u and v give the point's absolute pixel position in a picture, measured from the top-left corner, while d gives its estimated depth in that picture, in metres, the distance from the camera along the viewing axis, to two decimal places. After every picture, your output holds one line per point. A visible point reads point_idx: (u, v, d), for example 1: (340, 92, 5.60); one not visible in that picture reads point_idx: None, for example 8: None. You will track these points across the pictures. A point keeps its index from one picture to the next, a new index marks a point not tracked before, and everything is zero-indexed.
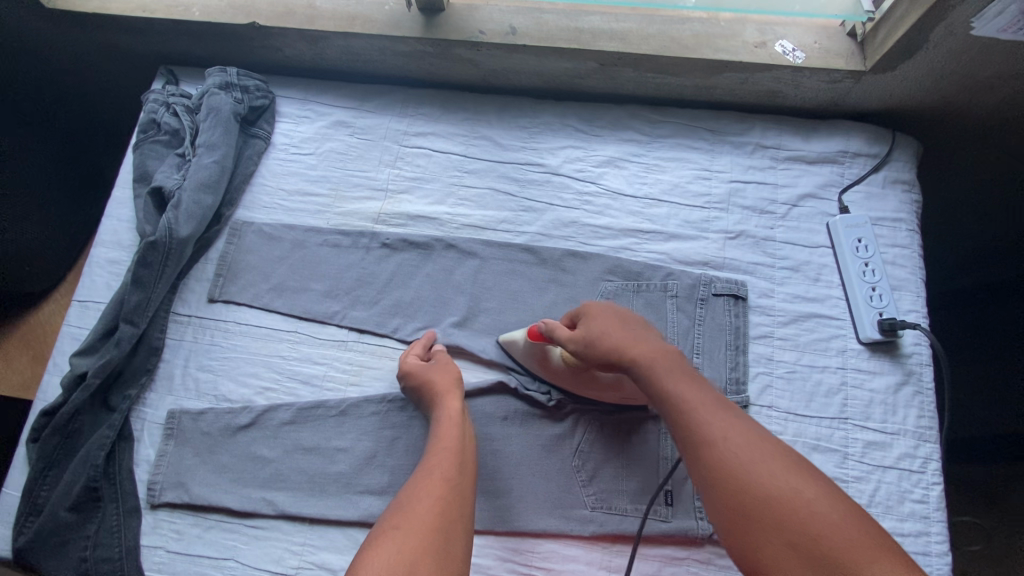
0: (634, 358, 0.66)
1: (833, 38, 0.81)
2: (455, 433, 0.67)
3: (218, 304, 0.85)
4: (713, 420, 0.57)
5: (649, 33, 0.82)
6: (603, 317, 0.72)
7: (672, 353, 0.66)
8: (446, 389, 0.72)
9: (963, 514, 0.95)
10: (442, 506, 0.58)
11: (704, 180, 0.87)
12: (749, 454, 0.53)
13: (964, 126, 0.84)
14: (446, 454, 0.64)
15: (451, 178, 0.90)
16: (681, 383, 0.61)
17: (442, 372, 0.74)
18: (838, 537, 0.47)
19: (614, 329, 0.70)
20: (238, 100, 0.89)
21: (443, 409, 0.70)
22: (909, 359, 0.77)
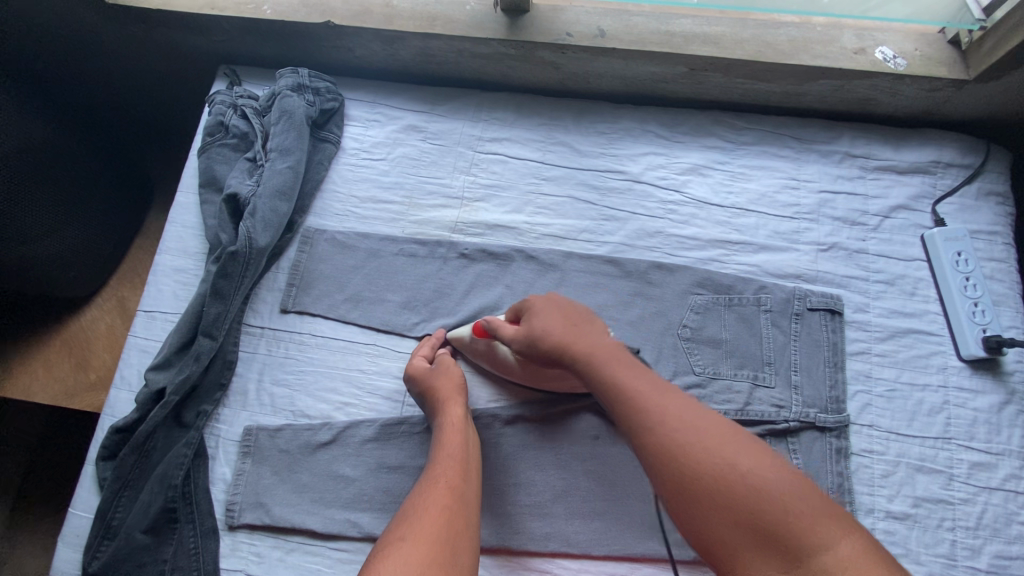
0: (570, 348, 0.64)
1: (933, 45, 0.78)
2: (461, 441, 0.66)
3: (291, 315, 0.82)
4: (652, 403, 0.56)
5: (743, 38, 0.80)
6: (546, 311, 0.69)
7: (611, 343, 0.64)
8: (451, 395, 0.71)
9: None
10: (455, 514, 0.57)
11: (792, 190, 0.84)
12: (687, 435, 0.53)
13: None
14: (456, 463, 0.63)
15: (528, 185, 0.87)
16: (626, 370, 0.60)
17: (445, 378, 0.72)
18: (781, 512, 0.46)
19: (557, 324, 0.67)
20: (310, 102, 0.86)
21: (448, 415, 0.69)
22: (1012, 377, 0.75)
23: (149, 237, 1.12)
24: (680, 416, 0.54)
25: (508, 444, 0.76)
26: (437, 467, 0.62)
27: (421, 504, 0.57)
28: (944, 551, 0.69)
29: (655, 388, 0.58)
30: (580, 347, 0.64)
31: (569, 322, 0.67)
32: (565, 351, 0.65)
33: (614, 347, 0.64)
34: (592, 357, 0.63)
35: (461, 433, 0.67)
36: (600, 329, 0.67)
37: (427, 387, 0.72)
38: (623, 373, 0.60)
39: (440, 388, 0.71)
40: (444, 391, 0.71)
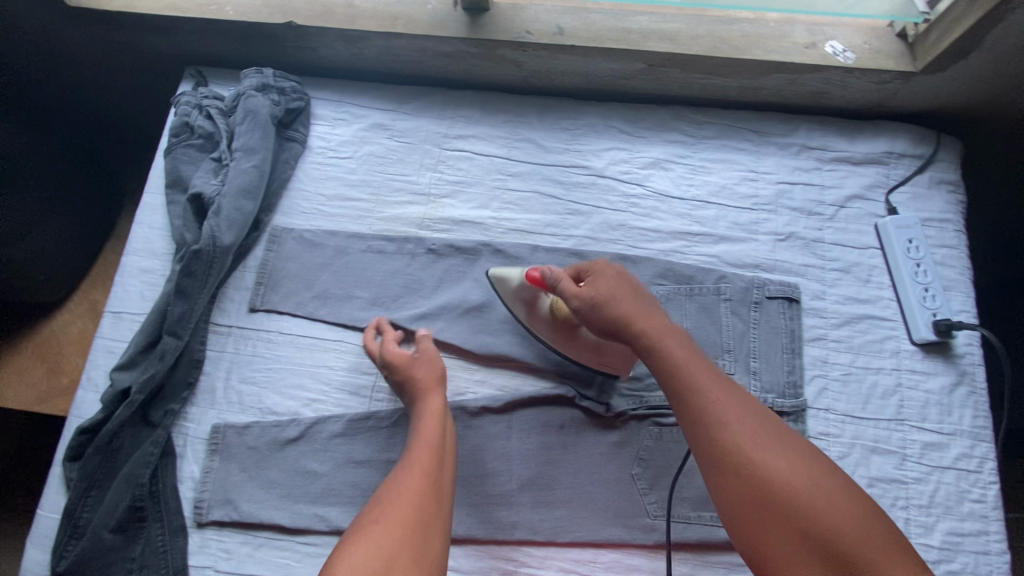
0: (642, 334, 0.65)
1: (882, 39, 0.81)
2: (433, 429, 0.66)
3: (259, 314, 0.82)
4: (721, 406, 0.58)
5: (698, 34, 0.81)
6: (614, 279, 0.71)
7: (680, 333, 0.66)
8: (428, 385, 0.71)
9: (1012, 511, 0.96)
10: (419, 505, 0.57)
11: (751, 182, 0.86)
12: (760, 443, 0.55)
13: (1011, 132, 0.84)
14: (427, 453, 0.64)
15: (494, 181, 0.88)
16: (693, 365, 0.62)
17: (427, 367, 0.72)
18: (846, 530, 0.48)
19: (622, 299, 0.68)
20: (275, 102, 0.87)
21: (427, 403, 0.69)
22: (962, 359, 0.78)
23: (121, 239, 1.11)
24: (754, 422, 0.56)
25: (475, 436, 0.77)
26: (410, 456, 0.63)
27: (390, 495, 0.58)
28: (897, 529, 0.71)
29: (727, 389, 0.59)
30: (653, 337, 0.65)
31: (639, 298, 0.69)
32: (636, 336, 0.66)
33: (683, 339, 0.65)
34: (659, 349, 0.64)
35: (435, 421, 0.67)
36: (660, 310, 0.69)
37: (404, 374, 0.73)
38: (694, 369, 0.61)
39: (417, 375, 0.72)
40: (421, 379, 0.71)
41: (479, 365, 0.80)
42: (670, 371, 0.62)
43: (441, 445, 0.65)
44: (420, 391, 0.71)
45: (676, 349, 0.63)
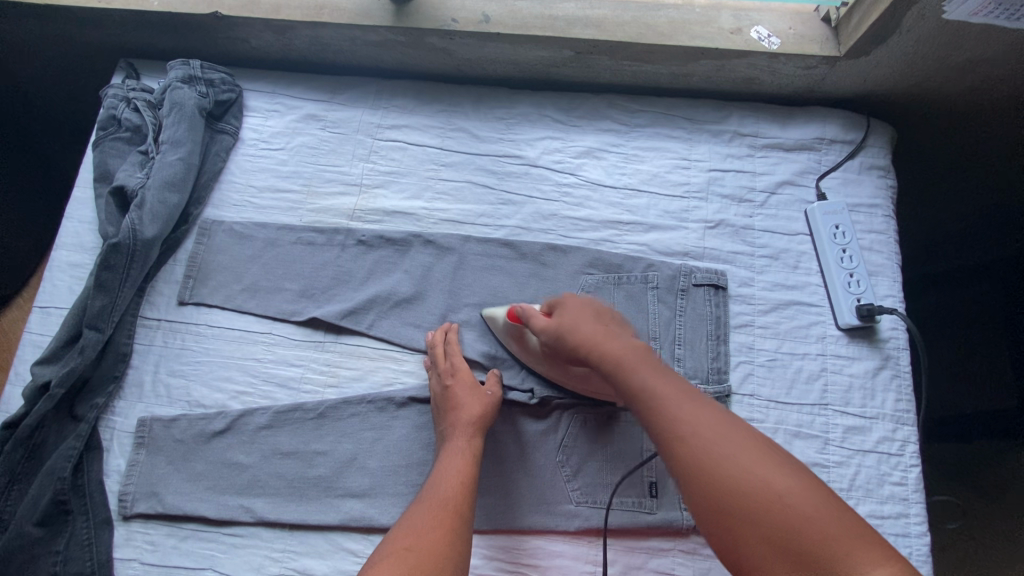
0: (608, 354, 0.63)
1: (807, 24, 0.80)
2: (460, 469, 0.65)
3: (188, 307, 0.82)
4: (689, 419, 0.55)
5: (624, 20, 0.81)
6: (580, 306, 0.70)
7: (643, 350, 0.63)
8: (470, 422, 0.70)
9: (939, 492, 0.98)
10: (439, 550, 0.56)
11: (683, 169, 0.86)
12: (731, 452, 0.52)
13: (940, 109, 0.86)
14: (450, 492, 0.62)
15: (427, 172, 0.88)
16: (656, 381, 0.59)
17: (471, 399, 0.71)
18: (816, 531, 0.47)
19: (591, 325, 0.66)
20: (203, 94, 0.86)
21: (462, 440, 0.68)
22: (886, 343, 0.78)
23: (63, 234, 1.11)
24: (719, 431, 0.54)
25: (401, 427, 0.76)
26: (431, 493, 0.62)
27: (410, 534, 0.57)
28: None
29: (692, 402, 0.57)
30: (617, 355, 0.62)
31: (606, 322, 0.67)
32: (599, 355, 0.63)
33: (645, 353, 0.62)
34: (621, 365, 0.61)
35: (461, 464, 0.66)
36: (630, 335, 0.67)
37: (448, 402, 0.72)
38: (658, 384, 0.58)
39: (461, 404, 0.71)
40: (457, 414, 0.70)
41: (408, 356, 0.80)
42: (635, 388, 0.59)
43: (465, 486, 0.64)
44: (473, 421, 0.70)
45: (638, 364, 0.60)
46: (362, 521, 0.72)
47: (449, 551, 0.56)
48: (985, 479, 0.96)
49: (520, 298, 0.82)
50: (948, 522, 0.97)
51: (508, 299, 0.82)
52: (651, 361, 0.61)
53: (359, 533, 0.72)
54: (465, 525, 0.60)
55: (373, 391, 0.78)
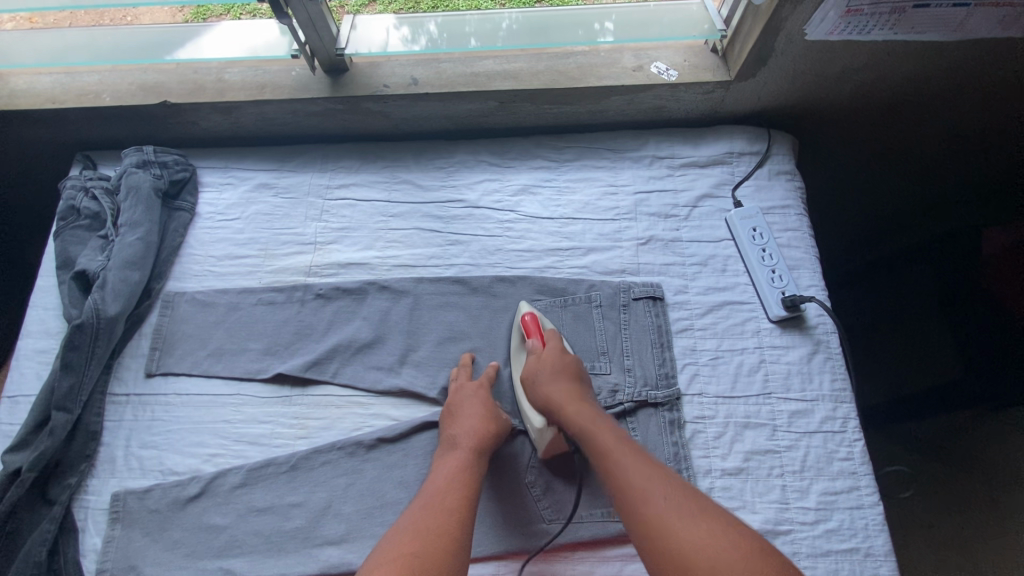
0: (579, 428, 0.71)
1: (699, 56, 0.91)
2: (454, 480, 0.70)
3: (156, 378, 0.85)
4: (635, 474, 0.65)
5: (538, 70, 0.91)
6: (558, 353, 0.79)
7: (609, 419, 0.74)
8: (463, 434, 0.74)
9: (894, 465, 1.26)
10: (440, 538, 0.62)
11: (612, 195, 0.94)
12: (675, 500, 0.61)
13: (834, 108, 0.96)
14: (451, 496, 0.67)
15: (377, 223, 0.94)
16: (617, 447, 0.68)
17: (472, 407, 0.77)
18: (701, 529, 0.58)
19: (562, 396, 0.75)
20: (157, 176, 0.92)
21: (463, 451, 0.72)
22: (816, 330, 0.84)
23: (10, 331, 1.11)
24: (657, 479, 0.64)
25: (373, 469, 0.78)
26: (436, 491, 0.68)
27: (411, 533, 0.63)
28: (776, 497, 0.76)
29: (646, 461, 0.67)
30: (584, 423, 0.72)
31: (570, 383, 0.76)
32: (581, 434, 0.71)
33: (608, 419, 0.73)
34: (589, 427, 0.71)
35: (467, 467, 0.71)
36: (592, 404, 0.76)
37: (455, 412, 0.77)
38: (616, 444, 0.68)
39: (467, 420, 0.75)
40: (462, 428, 0.75)
41: (373, 398, 0.83)
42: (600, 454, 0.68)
43: (464, 487, 0.69)
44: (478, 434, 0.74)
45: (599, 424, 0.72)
46: (342, 567, 0.72)
47: (448, 542, 0.62)
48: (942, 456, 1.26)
49: (476, 330, 0.87)
50: (903, 492, 1.24)
51: (464, 332, 0.87)
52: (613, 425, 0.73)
53: None
54: (467, 522, 0.65)
55: (342, 437, 0.80)
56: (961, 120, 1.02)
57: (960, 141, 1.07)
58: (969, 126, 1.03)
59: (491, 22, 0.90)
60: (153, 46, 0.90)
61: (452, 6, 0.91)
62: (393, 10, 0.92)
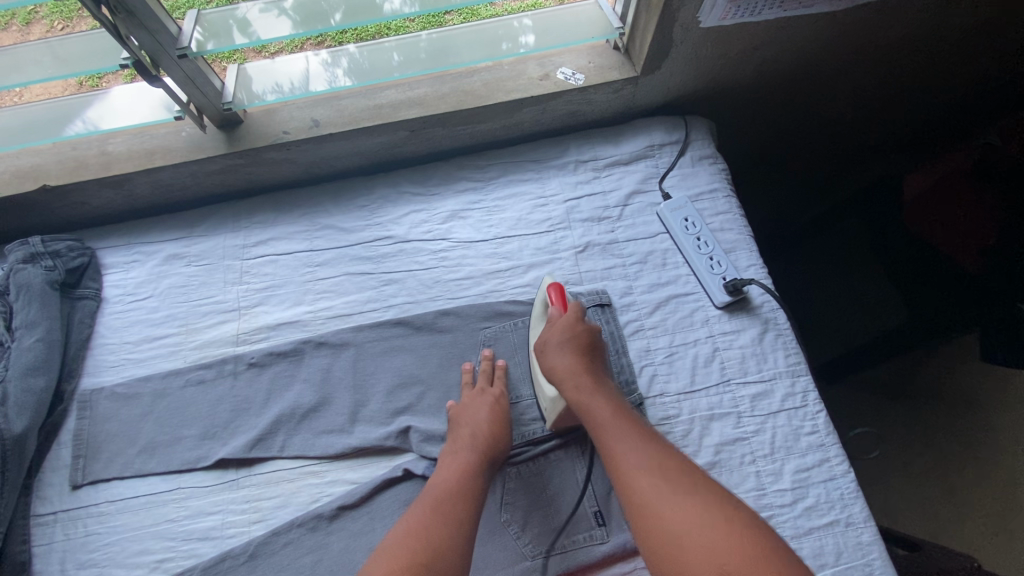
0: (580, 395, 0.70)
1: (602, 55, 0.90)
2: (456, 481, 0.69)
3: (84, 489, 0.77)
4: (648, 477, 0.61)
5: (443, 93, 0.87)
6: (573, 324, 0.76)
7: (618, 396, 0.71)
8: (462, 435, 0.73)
9: (858, 430, 1.42)
10: (441, 548, 0.61)
11: (543, 207, 0.92)
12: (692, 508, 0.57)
13: (743, 85, 0.97)
14: (451, 497, 0.67)
15: (304, 276, 0.88)
16: (624, 437, 0.65)
17: (473, 406, 0.76)
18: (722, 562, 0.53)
19: (568, 362, 0.73)
20: (50, 267, 0.83)
21: (473, 454, 0.71)
22: (762, 309, 0.85)
23: None
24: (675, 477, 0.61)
25: (340, 541, 0.73)
26: (438, 491, 0.68)
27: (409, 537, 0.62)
28: (751, 485, 0.75)
29: (662, 452, 0.64)
30: (592, 410, 0.68)
31: (579, 351, 0.74)
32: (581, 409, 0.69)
33: (619, 398, 0.71)
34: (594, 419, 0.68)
35: (475, 470, 0.70)
36: (601, 372, 0.74)
37: (460, 413, 0.76)
38: (627, 437, 0.65)
39: (480, 421, 0.74)
40: (471, 427, 0.74)
41: (328, 465, 0.78)
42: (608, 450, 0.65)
43: (470, 490, 0.68)
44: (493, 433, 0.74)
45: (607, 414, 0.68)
46: None
47: (449, 550, 0.62)
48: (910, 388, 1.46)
49: (426, 370, 0.83)
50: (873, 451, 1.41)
51: (415, 374, 0.82)
52: (624, 406, 0.70)
53: None
54: (467, 528, 0.65)
55: (301, 513, 0.75)
56: (872, 81, 1.07)
57: (877, 98, 1.13)
58: (879, 86, 1.10)
59: (409, 46, 0.85)
60: (44, 121, 0.81)
61: (364, 33, 0.85)
62: (299, 43, 0.84)
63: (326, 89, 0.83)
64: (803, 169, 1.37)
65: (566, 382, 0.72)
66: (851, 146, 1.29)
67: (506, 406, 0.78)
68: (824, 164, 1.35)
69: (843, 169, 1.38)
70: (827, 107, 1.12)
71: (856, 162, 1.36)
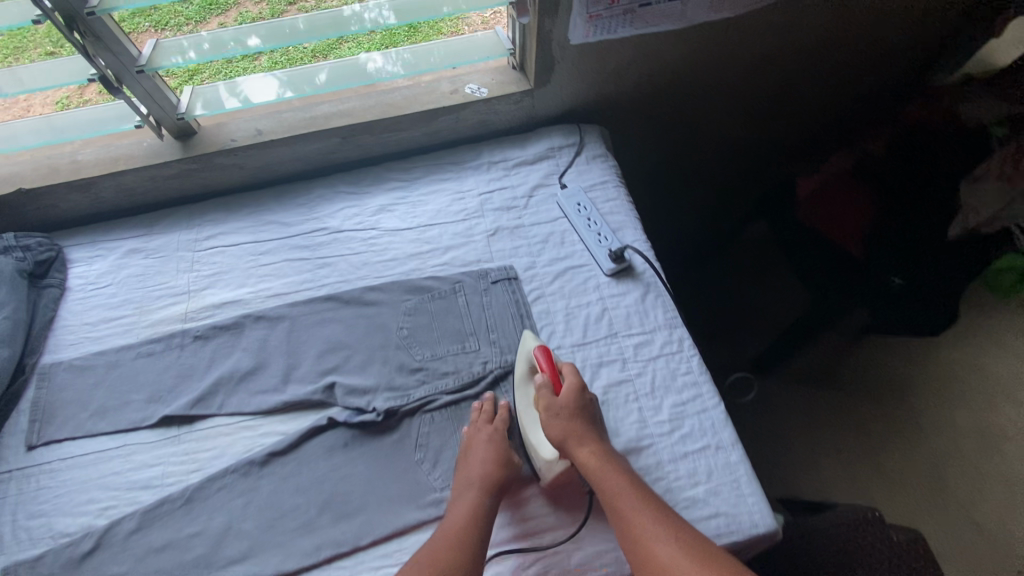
0: (594, 463, 0.74)
1: (504, 74, 1.08)
2: (460, 526, 0.71)
3: (39, 449, 0.85)
4: (662, 547, 0.66)
5: (370, 106, 1.04)
6: (574, 391, 0.81)
7: (630, 470, 0.75)
8: (466, 477, 0.77)
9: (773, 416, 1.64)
10: None
11: (460, 199, 1.07)
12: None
13: (628, 97, 1.15)
14: (453, 544, 0.69)
15: (248, 264, 1.01)
16: (640, 516, 0.69)
17: (472, 456, 0.79)
18: None
19: (579, 430, 0.77)
20: (20, 258, 0.95)
21: (472, 497, 0.74)
22: (644, 275, 0.99)
23: None
24: (682, 550, 0.65)
25: (269, 483, 0.82)
26: (441, 538, 0.70)
27: None
28: (634, 418, 0.86)
29: (673, 528, 0.68)
30: (619, 514, 0.70)
31: (583, 425, 0.78)
32: (593, 475, 0.74)
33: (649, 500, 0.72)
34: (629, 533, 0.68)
35: (474, 517, 0.72)
36: (607, 444, 0.78)
37: (466, 456, 0.80)
38: (638, 508, 0.70)
39: (476, 463, 0.78)
40: (472, 470, 0.77)
41: (261, 419, 0.87)
42: (626, 522, 0.69)
43: (469, 538, 0.70)
44: (491, 486, 0.76)
45: (641, 514, 0.69)
46: None
47: None
48: (826, 378, 1.69)
49: (352, 335, 0.94)
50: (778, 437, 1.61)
51: (342, 340, 0.93)
52: (652, 504, 0.71)
53: None
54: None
55: (235, 461, 0.84)
56: (746, 96, 1.27)
57: (755, 106, 1.31)
58: (753, 100, 1.29)
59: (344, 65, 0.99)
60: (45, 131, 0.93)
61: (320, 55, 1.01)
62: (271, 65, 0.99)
63: (307, 88, 0.97)
64: (711, 181, 1.56)
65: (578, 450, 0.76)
66: (745, 158, 1.50)
67: (504, 442, 0.80)
68: (727, 175, 1.55)
69: (746, 180, 1.58)
70: (711, 119, 1.31)
71: (756, 172, 1.56)
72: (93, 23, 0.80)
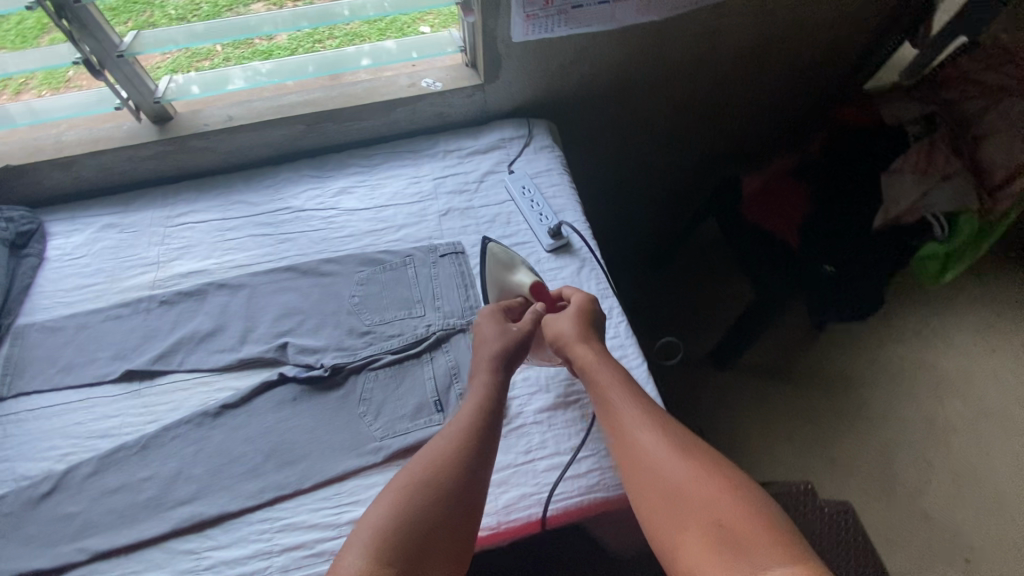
0: (592, 361, 0.81)
1: (458, 70, 1.18)
2: (478, 403, 0.77)
3: (7, 401, 0.91)
4: (648, 430, 0.71)
5: (333, 96, 1.14)
6: (582, 305, 0.89)
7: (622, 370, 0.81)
8: (487, 359, 0.83)
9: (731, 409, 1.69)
10: (451, 463, 0.69)
11: (415, 183, 1.16)
12: (684, 458, 0.67)
13: (575, 94, 1.25)
14: (471, 417, 0.75)
15: (215, 238, 1.08)
16: (630, 405, 0.74)
17: (492, 339, 0.85)
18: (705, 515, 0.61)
19: (582, 333, 0.84)
20: (2, 229, 1.03)
21: (491, 378, 0.80)
22: (580, 251, 1.07)
23: None
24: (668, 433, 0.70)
25: (221, 433, 0.88)
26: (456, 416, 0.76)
27: (429, 454, 0.71)
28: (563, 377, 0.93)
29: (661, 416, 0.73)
30: (611, 403, 0.76)
31: (586, 329, 0.86)
32: (591, 371, 0.80)
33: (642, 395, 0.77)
34: (619, 426, 0.73)
35: (490, 395, 0.78)
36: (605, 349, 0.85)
37: (486, 340, 0.86)
38: (628, 399, 0.75)
39: (496, 345, 0.84)
40: (491, 353, 0.83)
41: (218, 376, 0.94)
42: (615, 408, 0.75)
43: (485, 414, 0.76)
44: (506, 366, 0.83)
45: (630, 410, 0.74)
46: (193, 519, 0.80)
47: (459, 475, 0.68)
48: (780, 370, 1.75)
49: (307, 302, 1.01)
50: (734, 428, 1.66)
51: (298, 306, 1.00)
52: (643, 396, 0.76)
53: (195, 531, 0.80)
54: (477, 451, 0.71)
55: (191, 413, 0.90)
56: (688, 96, 1.36)
57: (698, 106, 1.40)
58: (696, 100, 1.38)
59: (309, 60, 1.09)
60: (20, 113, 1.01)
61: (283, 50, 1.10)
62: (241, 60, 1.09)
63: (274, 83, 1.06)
64: (663, 179, 1.65)
65: (580, 355, 0.82)
66: (693, 157, 1.59)
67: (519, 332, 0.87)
68: (678, 173, 1.64)
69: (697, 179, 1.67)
70: (657, 118, 1.40)
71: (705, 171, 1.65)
72: (79, 11, 0.89)
